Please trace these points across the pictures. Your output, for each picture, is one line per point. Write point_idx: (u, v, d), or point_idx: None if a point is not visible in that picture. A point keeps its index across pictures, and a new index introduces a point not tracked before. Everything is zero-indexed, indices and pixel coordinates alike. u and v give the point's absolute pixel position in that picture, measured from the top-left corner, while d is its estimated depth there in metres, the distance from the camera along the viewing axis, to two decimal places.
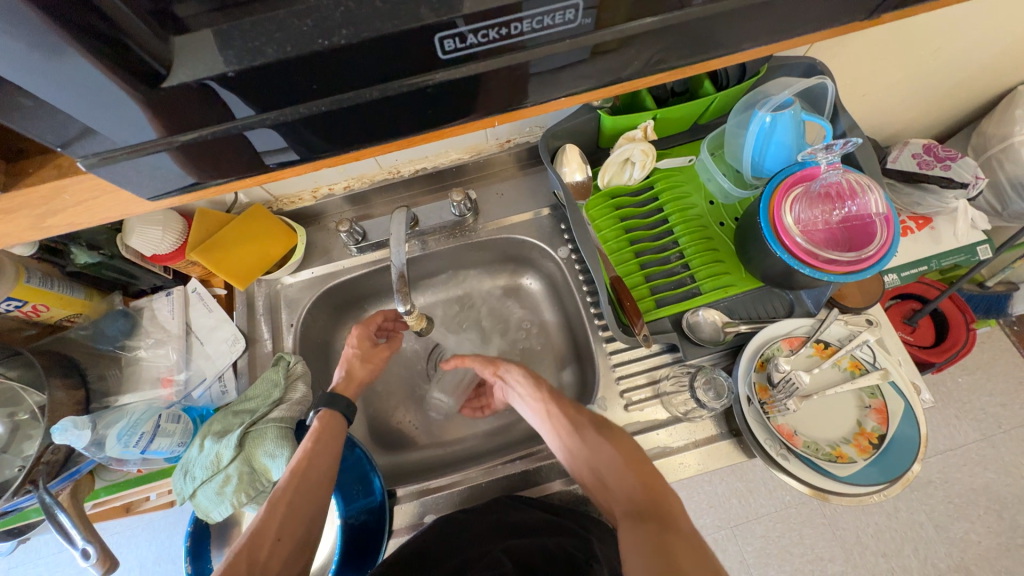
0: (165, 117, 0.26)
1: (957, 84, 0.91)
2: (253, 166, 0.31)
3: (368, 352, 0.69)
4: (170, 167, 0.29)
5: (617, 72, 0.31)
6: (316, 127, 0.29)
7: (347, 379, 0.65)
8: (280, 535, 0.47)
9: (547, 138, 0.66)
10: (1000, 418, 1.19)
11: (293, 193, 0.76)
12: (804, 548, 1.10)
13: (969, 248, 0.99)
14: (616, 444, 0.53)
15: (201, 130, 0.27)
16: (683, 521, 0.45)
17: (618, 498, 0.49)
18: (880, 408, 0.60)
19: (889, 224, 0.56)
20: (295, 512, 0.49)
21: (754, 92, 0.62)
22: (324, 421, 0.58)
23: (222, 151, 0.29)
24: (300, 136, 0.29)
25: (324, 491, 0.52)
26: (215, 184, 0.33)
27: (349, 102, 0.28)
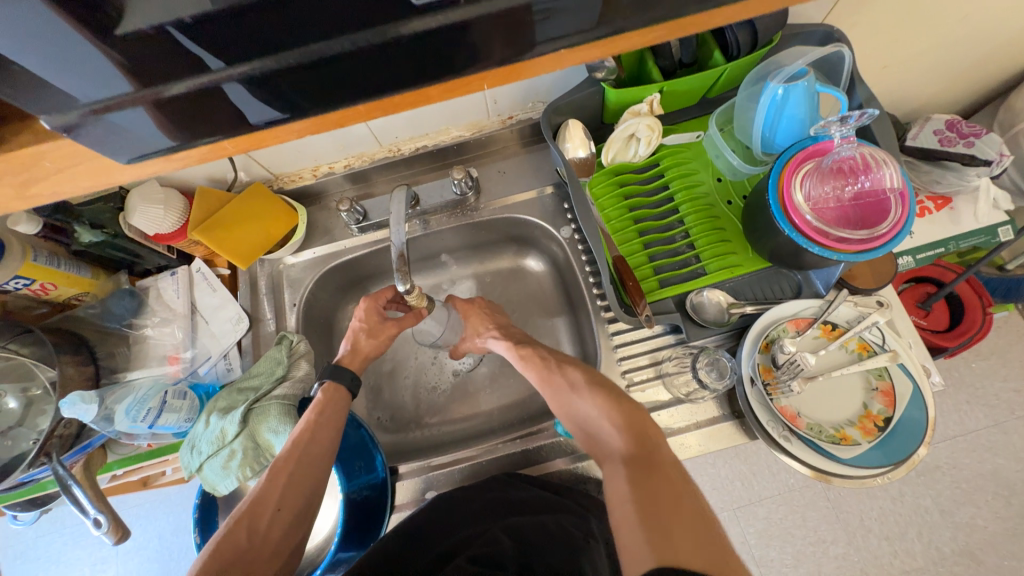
0: (138, 69, 0.26)
1: (985, 54, 0.87)
2: (235, 126, 0.30)
3: (374, 327, 0.69)
4: (147, 123, 0.28)
5: (607, 25, 0.29)
6: (296, 81, 0.28)
7: (351, 352, 0.66)
8: (280, 505, 0.48)
9: (549, 114, 0.64)
10: (1013, 404, 1.17)
11: (293, 172, 0.75)
12: (807, 530, 1.11)
13: (989, 229, 0.96)
14: (597, 397, 0.55)
15: (177, 84, 0.27)
16: (668, 460, 0.48)
17: (606, 446, 0.52)
18: (888, 391, 0.59)
19: (903, 200, 0.54)
20: (295, 484, 0.50)
21: (766, 63, 0.59)
22: (328, 393, 0.58)
23: (201, 107, 0.28)
24: (281, 94, 0.28)
25: (324, 465, 0.52)
26: (203, 144, 0.32)
27: (322, 54, 0.27)
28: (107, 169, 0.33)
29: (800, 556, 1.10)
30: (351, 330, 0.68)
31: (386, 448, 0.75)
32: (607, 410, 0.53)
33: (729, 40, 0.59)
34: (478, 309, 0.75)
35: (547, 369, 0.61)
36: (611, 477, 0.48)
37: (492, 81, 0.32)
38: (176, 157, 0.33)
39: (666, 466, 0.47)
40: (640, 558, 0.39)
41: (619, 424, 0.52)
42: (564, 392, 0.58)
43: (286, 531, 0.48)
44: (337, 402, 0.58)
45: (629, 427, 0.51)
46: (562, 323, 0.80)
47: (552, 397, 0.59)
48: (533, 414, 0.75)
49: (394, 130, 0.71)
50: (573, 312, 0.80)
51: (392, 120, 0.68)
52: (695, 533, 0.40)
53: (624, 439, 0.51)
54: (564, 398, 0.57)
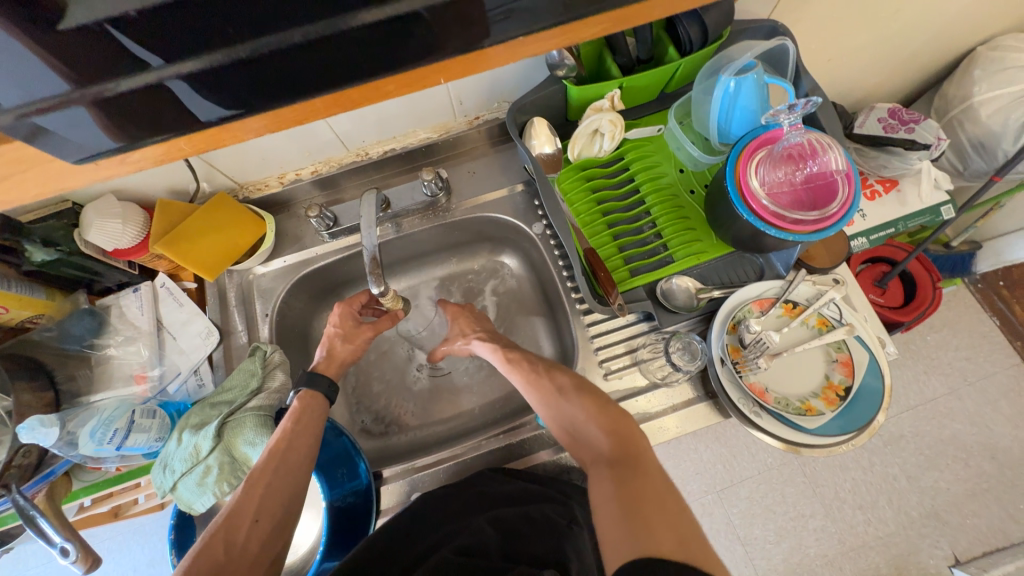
0: (78, 67, 0.26)
1: (917, 46, 0.94)
2: (183, 125, 0.30)
3: (350, 331, 0.68)
4: (90, 124, 0.28)
5: (554, 14, 0.30)
6: (246, 76, 0.29)
7: (328, 358, 0.65)
8: (258, 515, 0.47)
9: (514, 113, 0.65)
10: (965, 371, 1.26)
11: (259, 180, 0.74)
12: (786, 506, 1.16)
13: (933, 209, 1.02)
14: (583, 402, 0.56)
15: (120, 81, 0.27)
16: (651, 462, 0.49)
17: (591, 448, 0.53)
18: (846, 361, 0.62)
19: (849, 180, 0.57)
20: (273, 493, 0.49)
21: (717, 58, 0.62)
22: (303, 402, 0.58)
23: (147, 105, 0.29)
24: (234, 86, 0.29)
25: (303, 472, 0.52)
26: (149, 147, 0.32)
27: (272, 46, 0.27)
28: (54, 174, 0.32)
29: (782, 532, 1.14)
30: (325, 337, 0.67)
31: (370, 455, 0.74)
32: (595, 415, 0.54)
33: (682, 37, 0.61)
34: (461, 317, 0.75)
35: (534, 373, 0.62)
36: (596, 479, 0.50)
37: (448, 75, 0.32)
38: (129, 160, 0.32)
39: (648, 468, 0.48)
40: (621, 557, 0.40)
41: (606, 428, 0.53)
42: (550, 395, 0.59)
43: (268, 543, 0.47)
44: (316, 414, 0.58)
45: (613, 432, 0.53)
46: (539, 319, 0.81)
47: (538, 399, 0.59)
48: (516, 409, 0.75)
49: (359, 133, 0.71)
50: (552, 313, 0.80)
51: (358, 123, 0.68)
52: (674, 533, 0.41)
53: (610, 443, 0.52)
54: (550, 401, 0.58)
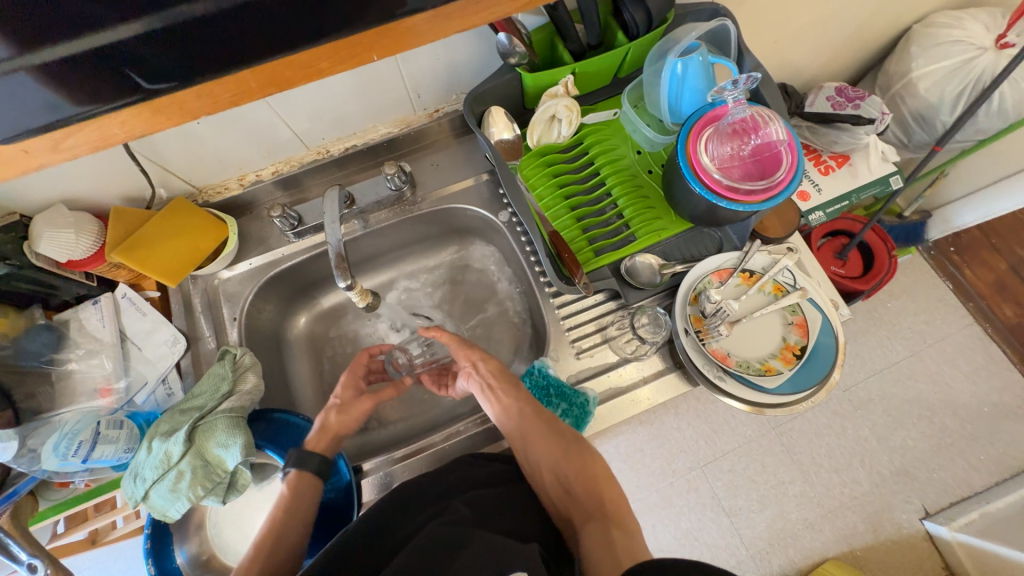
0: (13, 32, 0.27)
1: (855, 26, 1.00)
2: (120, 90, 0.32)
3: (346, 403, 0.65)
4: (34, 88, 0.30)
5: None
6: (183, 37, 0.30)
7: (320, 432, 0.62)
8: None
9: (470, 102, 0.65)
10: (924, 334, 1.33)
11: (218, 183, 0.73)
12: (767, 475, 1.20)
13: (882, 180, 1.08)
14: (580, 455, 0.58)
15: (61, 46, 0.28)
16: (632, 523, 0.54)
17: (582, 505, 0.55)
18: (801, 322, 0.65)
19: (792, 148, 0.60)
20: None
21: (664, 41, 0.65)
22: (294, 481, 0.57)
23: (90, 70, 0.30)
24: (178, 52, 0.31)
25: (291, 566, 0.52)
26: (82, 121, 0.33)
27: (206, 9, 0.29)
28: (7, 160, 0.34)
29: (765, 501, 1.18)
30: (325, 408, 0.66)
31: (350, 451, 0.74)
32: (591, 471, 0.57)
33: (628, 21, 0.63)
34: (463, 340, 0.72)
35: (535, 414, 0.61)
36: (589, 537, 0.52)
37: (381, 50, 0.35)
38: (63, 145, 0.35)
39: (633, 529, 0.53)
40: None
41: (599, 488, 0.56)
42: (549, 439, 0.59)
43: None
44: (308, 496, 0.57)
45: (604, 491, 0.56)
46: (526, 353, 0.79)
47: (539, 443, 0.59)
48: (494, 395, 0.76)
49: (317, 130, 0.71)
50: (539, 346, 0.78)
51: (316, 120, 0.68)
52: None
53: (601, 502, 0.55)
54: (550, 447, 0.58)
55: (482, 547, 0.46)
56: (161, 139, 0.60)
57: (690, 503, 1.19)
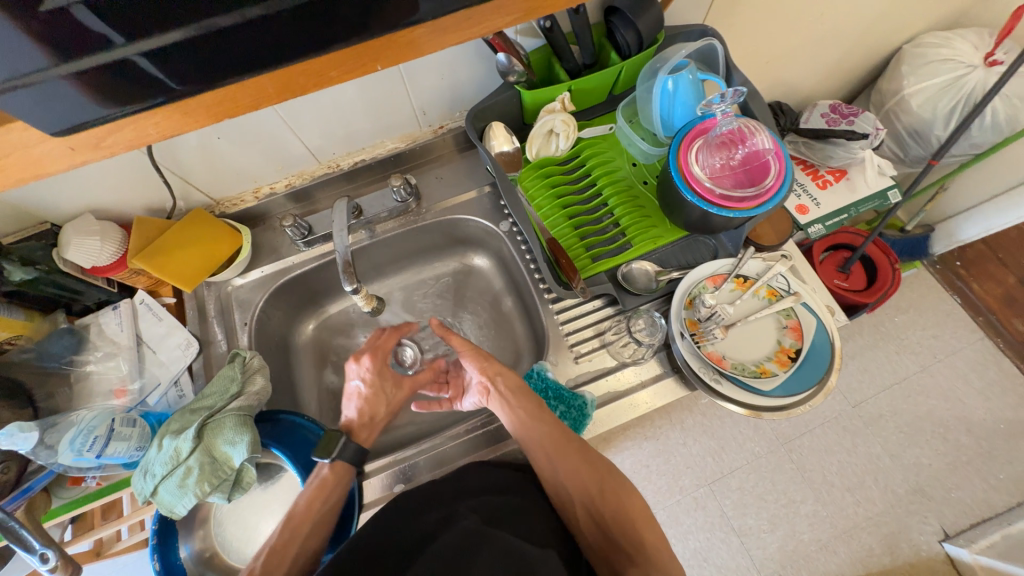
0: (55, 44, 0.29)
1: (844, 47, 1.04)
2: (148, 92, 0.34)
3: (390, 394, 0.70)
4: (70, 96, 0.32)
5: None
6: (207, 48, 0.33)
7: (366, 420, 0.67)
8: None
9: (472, 117, 0.69)
10: (934, 349, 1.32)
11: (235, 196, 0.77)
12: (777, 493, 1.17)
13: (880, 194, 1.09)
14: (616, 493, 0.58)
15: (96, 56, 0.31)
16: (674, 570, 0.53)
17: (621, 548, 0.54)
18: (795, 326, 0.66)
19: (779, 156, 0.63)
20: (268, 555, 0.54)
21: (655, 60, 0.69)
22: (334, 469, 0.60)
23: (121, 78, 0.33)
24: (203, 60, 0.33)
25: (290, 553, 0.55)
26: (112, 121, 0.36)
27: (230, 22, 0.32)
28: (33, 160, 0.36)
29: (775, 520, 1.16)
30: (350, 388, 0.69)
31: None
32: (629, 510, 0.57)
33: (620, 42, 0.67)
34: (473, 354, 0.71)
35: (569, 447, 0.61)
36: None
37: (384, 61, 0.38)
38: (104, 143, 0.37)
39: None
40: None
41: (639, 531, 0.55)
42: (585, 474, 0.59)
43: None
44: (343, 483, 0.60)
45: (643, 534, 0.55)
46: (526, 359, 0.81)
47: (574, 478, 0.59)
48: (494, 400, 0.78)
49: (329, 146, 0.75)
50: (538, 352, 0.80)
51: (328, 136, 0.73)
52: None
53: (642, 545, 0.54)
54: (586, 483, 0.58)
55: (498, 553, 0.47)
56: (183, 153, 0.65)
57: (698, 521, 1.17)
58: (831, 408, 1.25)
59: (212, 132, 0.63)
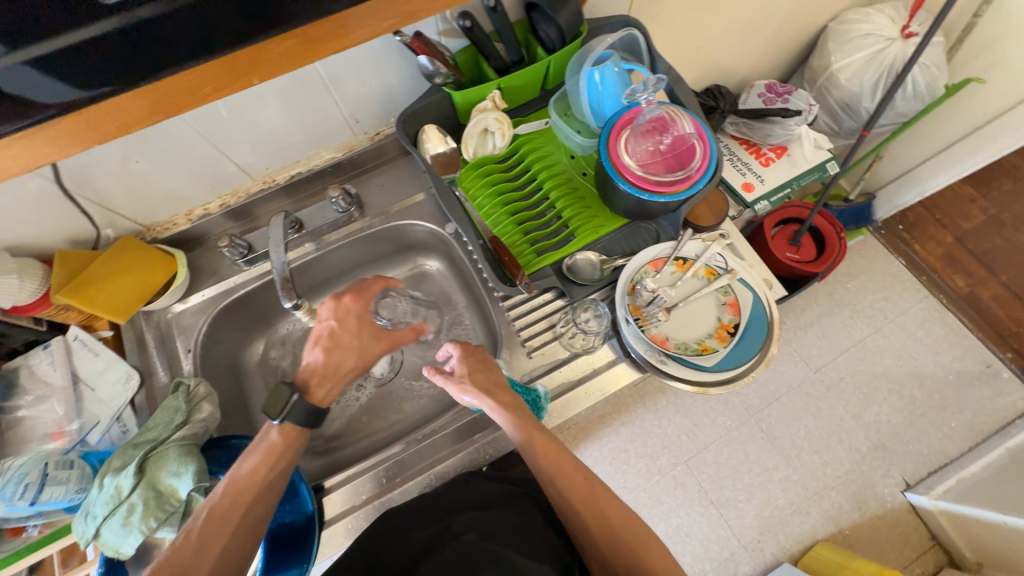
0: None
1: (773, 28, 1.07)
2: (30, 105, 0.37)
3: (364, 343, 0.66)
4: None
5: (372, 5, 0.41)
6: (86, 59, 0.37)
7: (325, 367, 0.63)
8: (205, 546, 0.49)
9: (402, 124, 0.69)
10: (885, 311, 1.38)
11: (166, 219, 0.74)
12: (751, 463, 1.20)
13: (819, 167, 1.14)
14: (633, 544, 0.57)
15: None
16: None
17: None
18: (733, 302, 0.69)
19: (702, 139, 0.66)
20: (217, 520, 0.51)
21: (580, 53, 0.70)
22: (283, 432, 0.58)
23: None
24: (81, 69, 0.37)
25: (246, 520, 0.52)
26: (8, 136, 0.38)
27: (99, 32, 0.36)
28: None
29: (751, 490, 1.18)
30: (319, 331, 0.65)
31: (320, 474, 0.75)
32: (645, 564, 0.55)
33: (544, 37, 0.68)
34: (471, 361, 0.67)
35: (583, 493, 0.59)
36: None
37: (259, 74, 0.42)
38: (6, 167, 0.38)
39: None
40: None
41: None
42: (597, 522, 0.58)
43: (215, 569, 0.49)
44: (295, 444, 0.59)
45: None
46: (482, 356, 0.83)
47: (585, 526, 0.58)
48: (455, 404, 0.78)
49: (261, 161, 0.74)
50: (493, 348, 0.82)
51: (259, 151, 0.71)
52: None
53: None
54: (599, 532, 0.57)
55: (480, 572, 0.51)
56: (102, 181, 0.62)
57: (678, 499, 1.18)
58: (795, 375, 1.29)
59: (129, 156, 0.61)
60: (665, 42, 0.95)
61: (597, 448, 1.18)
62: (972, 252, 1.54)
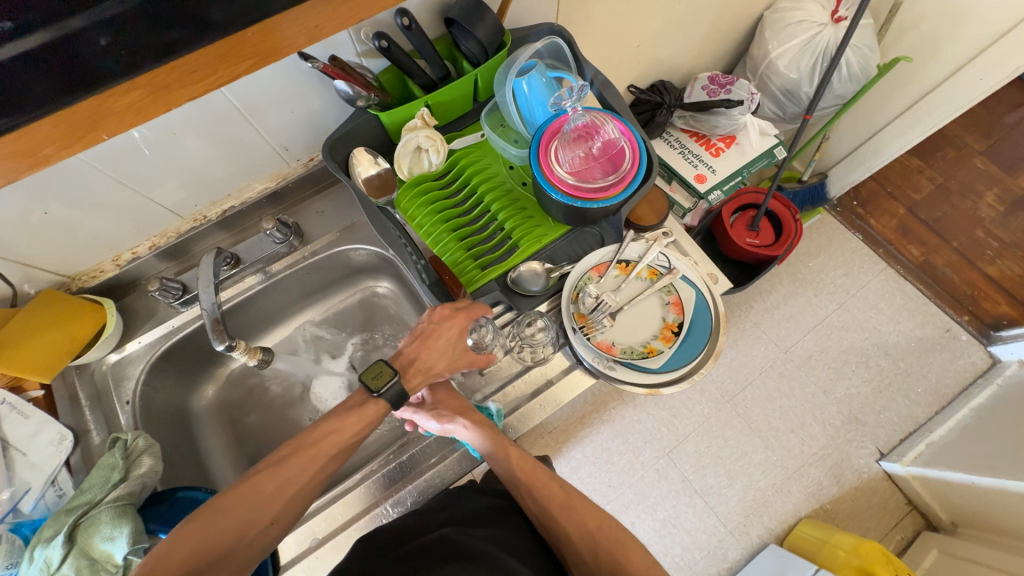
0: None
1: (708, 21, 1.08)
2: None
3: (453, 352, 0.66)
4: None
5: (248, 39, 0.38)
6: None
7: (422, 368, 0.65)
8: (285, 484, 0.54)
9: (328, 150, 0.66)
10: (846, 286, 1.42)
11: (91, 267, 0.71)
12: (730, 449, 1.21)
13: (768, 153, 1.16)
14: (612, 555, 0.57)
15: None
16: None
17: None
18: (676, 301, 0.70)
19: (630, 140, 0.66)
20: (291, 472, 0.55)
21: (505, 64, 0.69)
22: (377, 405, 0.61)
23: None
24: None
25: (317, 472, 0.56)
26: None
27: None
28: None
29: (733, 475, 1.19)
30: (421, 326, 0.66)
31: None
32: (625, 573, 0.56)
33: (466, 52, 0.67)
34: (441, 390, 0.69)
35: (560, 508, 0.61)
36: None
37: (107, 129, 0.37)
38: None
39: None
40: None
41: None
42: (575, 536, 0.59)
43: (268, 526, 0.52)
44: (373, 421, 0.60)
45: None
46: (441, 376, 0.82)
47: (563, 539, 0.59)
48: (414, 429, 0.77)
49: (189, 200, 0.71)
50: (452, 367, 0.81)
51: (184, 189, 0.69)
52: None
53: None
54: (577, 545, 0.58)
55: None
56: (10, 237, 0.59)
57: (663, 492, 1.17)
58: (765, 357, 1.31)
59: (37, 207, 0.58)
60: (601, 44, 0.95)
61: (578, 450, 1.17)
62: (923, 221, 1.59)
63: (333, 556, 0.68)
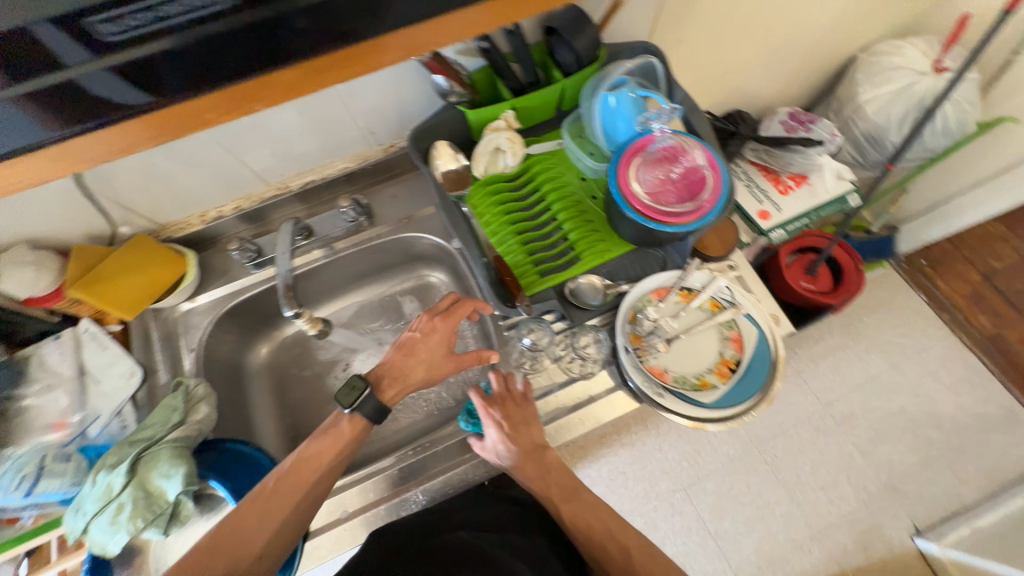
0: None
1: (800, 56, 1.05)
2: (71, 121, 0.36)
3: (436, 360, 0.68)
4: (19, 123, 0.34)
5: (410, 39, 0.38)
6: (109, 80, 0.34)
7: (399, 376, 0.67)
8: (302, 483, 0.58)
9: (413, 139, 0.69)
10: (903, 347, 1.33)
11: (180, 219, 0.76)
12: (752, 495, 1.16)
13: (839, 199, 1.10)
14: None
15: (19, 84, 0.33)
16: None
17: None
18: (736, 337, 0.69)
19: (713, 171, 0.65)
20: (301, 472, 0.59)
21: (596, 77, 0.70)
22: (351, 422, 0.63)
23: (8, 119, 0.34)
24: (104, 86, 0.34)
25: (323, 473, 0.60)
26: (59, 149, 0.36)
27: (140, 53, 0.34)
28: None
29: (751, 523, 1.14)
30: (405, 337, 0.70)
31: None
32: None
33: (561, 61, 0.67)
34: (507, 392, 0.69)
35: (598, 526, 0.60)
36: None
37: (262, 101, 0.38)
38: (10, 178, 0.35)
39: None
40: None
41: None
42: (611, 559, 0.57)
43: (297, 509, 0.57)
44: (355, 437, 0.63)
45: None
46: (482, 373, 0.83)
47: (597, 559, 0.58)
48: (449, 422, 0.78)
49: (276, 168, 0.75)
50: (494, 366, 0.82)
51: (274, 158, 0.73)
52: None
53: None
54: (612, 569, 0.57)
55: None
56: (122, 182, 0.65)
57: (675, 527, 1.14)
58: (803, 407, 1.25)
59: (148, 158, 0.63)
60: (688, 66, 0.94)
61: (593, 468, 1.15)
62: (999, 291, 1.48)
63: (357, 533, 0.69)
